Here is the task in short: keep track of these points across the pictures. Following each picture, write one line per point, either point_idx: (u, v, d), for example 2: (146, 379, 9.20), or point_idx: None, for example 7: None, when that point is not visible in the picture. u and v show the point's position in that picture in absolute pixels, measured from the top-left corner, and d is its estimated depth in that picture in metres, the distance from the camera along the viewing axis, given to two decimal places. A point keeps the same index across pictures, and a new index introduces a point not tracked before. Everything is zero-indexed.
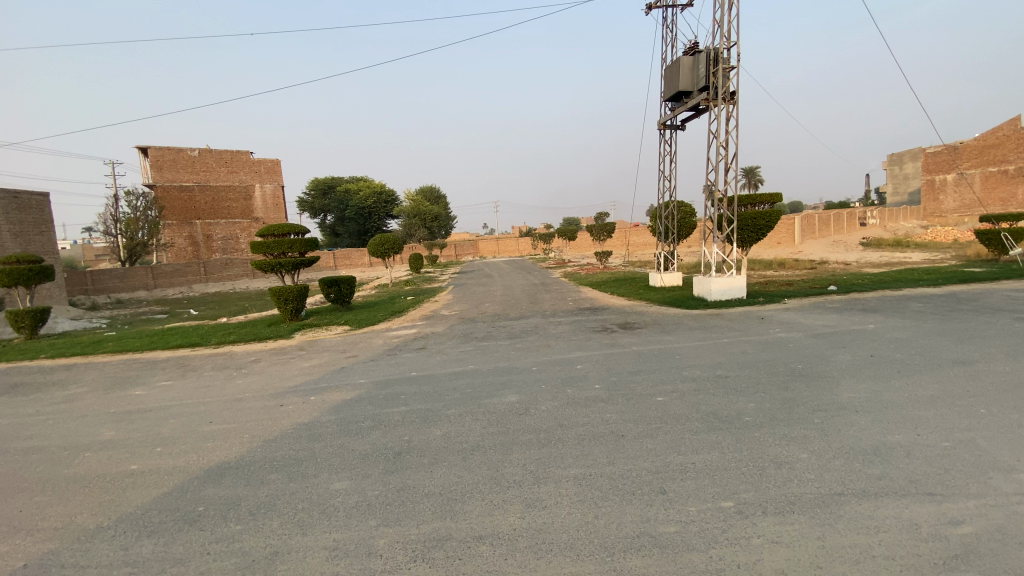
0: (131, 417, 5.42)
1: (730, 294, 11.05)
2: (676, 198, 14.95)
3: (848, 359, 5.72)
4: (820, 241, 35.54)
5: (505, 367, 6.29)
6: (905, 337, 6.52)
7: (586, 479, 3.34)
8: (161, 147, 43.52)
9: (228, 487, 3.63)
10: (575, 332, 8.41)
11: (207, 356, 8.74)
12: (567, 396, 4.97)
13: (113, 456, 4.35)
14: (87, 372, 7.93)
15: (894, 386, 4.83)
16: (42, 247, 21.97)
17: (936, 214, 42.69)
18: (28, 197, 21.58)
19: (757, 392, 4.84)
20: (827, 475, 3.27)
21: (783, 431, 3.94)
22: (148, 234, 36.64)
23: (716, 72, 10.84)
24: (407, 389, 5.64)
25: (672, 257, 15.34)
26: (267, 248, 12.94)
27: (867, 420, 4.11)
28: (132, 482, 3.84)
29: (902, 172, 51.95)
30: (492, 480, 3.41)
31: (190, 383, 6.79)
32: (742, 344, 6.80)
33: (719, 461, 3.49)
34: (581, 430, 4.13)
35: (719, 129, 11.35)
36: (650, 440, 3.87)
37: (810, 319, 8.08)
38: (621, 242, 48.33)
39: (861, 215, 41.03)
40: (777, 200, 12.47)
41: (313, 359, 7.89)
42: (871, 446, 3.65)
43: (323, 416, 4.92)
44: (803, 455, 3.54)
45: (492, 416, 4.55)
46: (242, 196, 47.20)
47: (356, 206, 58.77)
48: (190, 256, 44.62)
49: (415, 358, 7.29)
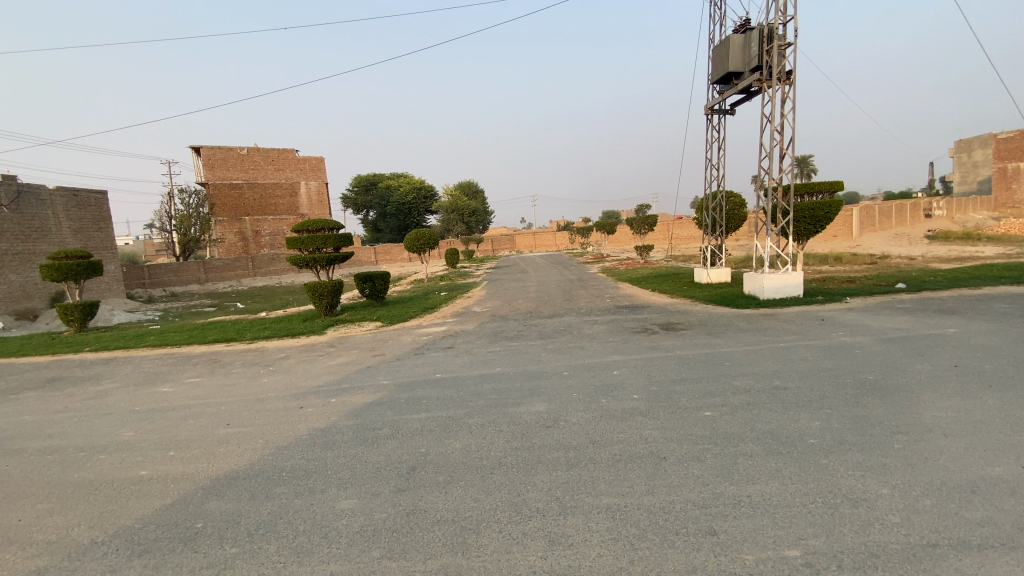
0: (152, 417, 5.33)
1: (784, 292, 10.21)
2: (724, 189, 14.14)
3: (927, 370, 4.98)
4: (878, 234, 33.45)
5: (534, 371, 5.86)
6: (994, 344, 5.67)
7: (620, 512, 2.88)
8: (213, 146, 45.21)
9: (232, 500, 3.38)
10: (612, 333, 7.89)
11: (239, 351, 8.73)
12: (601, 407, 4.51)
13: (125, 460, 4.23)
14: (123, 367, 8.06)
15: (989, 404, 4.09)
16: (100, 243, 23.13)
17: (1008, 205, 39.29)
18: (88, 196, 22.77)
19: (822, 408, 4.22)
20: (916, 519, 2.68)
21: (856, 459, 3.35)
22: (199, 230, 38.13)
23: (770, 50, 10.00)
24: (430, 393, 5.30)
25: (720, 251, 14.47)
26: (301, 243, 12.97)
27: (959, 446, 3.44)
28: (136, 489, 3.68)
29: (971, 160, 48.03)
30: (512, 507, 3.00)
31: (216, 380, 6.72)
32: (800, 349, 6.12)
33: (779, 495, 2.96)
34: (616, 449, 3.67)
35: (774, 112, 10.49)
36: (697, 465, 3.37)
37: (878, 322, 7.24)
38: (664, 237, 46.89)
39: (924, 207, 38.20)
40: (837, 189, 11.40)
41: (341, 357, 7.70)
42: (969, 482, 3.01)
43: (341, 422, 4.65)
44: (885, 492, 2.96)
45: (517, 429, 4.15)
46: (288, 193, 48.53)
47: (397, 203, 59.57)
48: (240, 251, 46.40)
49: (442, 358, 6.95)
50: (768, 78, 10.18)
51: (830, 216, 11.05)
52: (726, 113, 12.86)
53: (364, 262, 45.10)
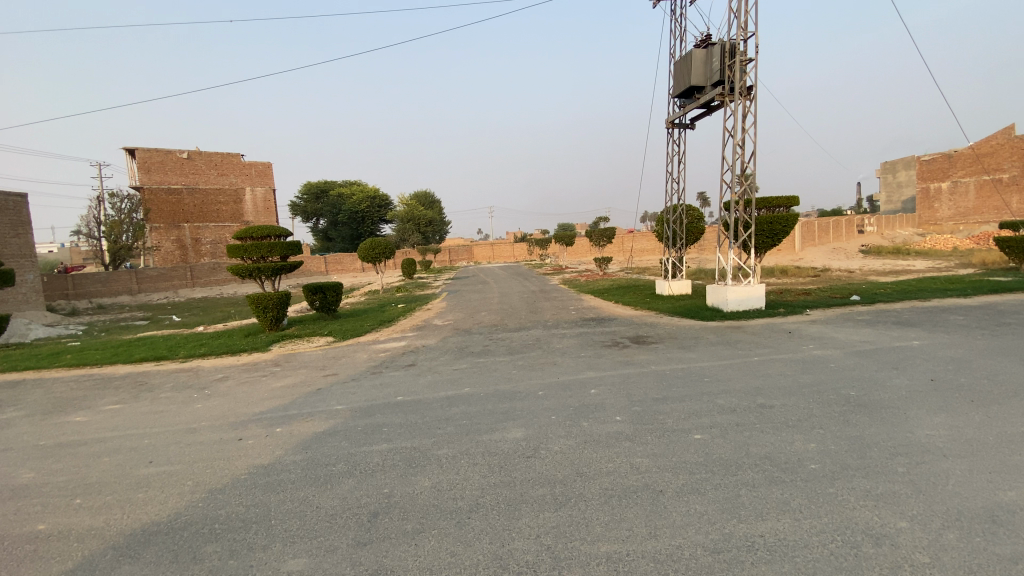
0: (59, 454, 4.50)
1: (747, 304, 10.25)
2: (684, 201, 14.24)
3: (906, 385, 4.90)
4: (819, 249, 35.20)
5: (506, 392, 5.40)
6: (960, 357, 5.71)
7: (623, 562, 2.49)
8: (149, 148, 42.26)
9: (150, 564, 2.72)
10: (584, 347, 7.53)
11: (171, 372, 7.81)
12: (584, 432, 4.12)
13: (18, 511, 3.44)
14: (30, 391, 6.97)
15: (976, 420, 4.00)
16: (17, 250, 20.90)
17: (930, 223, 42.30)
18: (4, 198, 20.54)
19: (814, 429, 4.00)
20: (946, 558, 2.42)
21: (863, 487, 3.10)
22: (132, 237, 35.40)
23: (732, 65, 10.10)
24: (391, 420, 4.75)
25: (681, 262, 14.53)
26: (244, 251, 12.04)
27: (964, 469, 3.26)
28: (29, 550, 2.92)
29: (895, 180, 51.72)
30: (497, 560, 2.55)
31: (142, 407, 5.87)
32: (777, 363, 5.99)
33: (794, 534, 2.66)
34: (607, 483, 3.28)
35: (735, 126, 10.58)
36: (698, 499, 3.04)
37: (844, 335, 7.25)
38: (620, 250, 47.58)
39: (858, 223, 40.55)
40: (794, 203, 11.66)
41: (287, 377, 6.96)
42: (986, 510, 2.79)
43: (288, 457, 4.04)
44: (904, 525, 2.70)
45: (495, 460, 3.70)
46: (232, 200, 46.12)
47: (350, 211, 57.88)
48: (178, 260, 43.44)
49: (403, 377, 6.40)
50: (730, 92, 10.27)
51: (788, 229, 11.30)
52: (687, 126, 12.95)
53: (314, 272, 43.30)
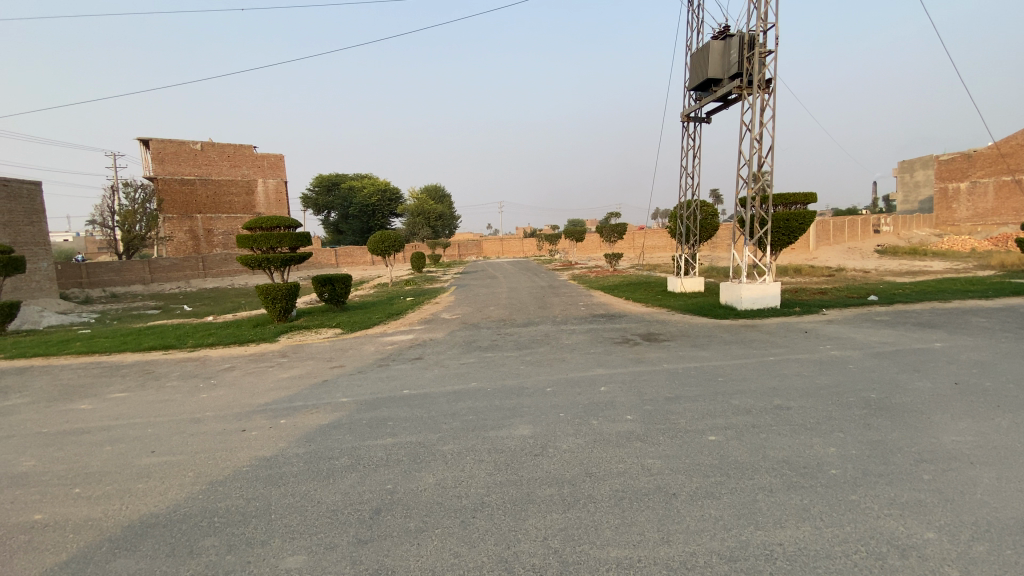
0: (63, 441, 4.48)
1: (762, 302, 10.04)
2: (698, 198, 13.98)
3: (928, 388, 4.73)
4: (834, 249, 34.65)
5: (513, 388, 5.29)
6: (985, 359, 5.51)
7: (634, 568, 2.38)
8: (163, 139, 42.57)
9: (146, 557, 2.65)
10: (593, 344, 7.41)
11: (179, 361, 7.80)
12: (594, 431, 4.01)
13: (16, 500, 3.39)
14: (38, 378, 6.98)
15: (1003, 426, 3.83)
16: (31, 238, 21.13)
17: (948, 223, 41.50)
18: (19, 186, 20.74)
19: (833, 432, 3.85)
20: (977, 572, 2.28)
21: (887, 494, 2.95)
22: (145, 227, 35.74)
23: (751, 57, 9.87)
24: (396, 413, 4.67)
25: (694, 259, 14.30)
26: (254, 241, 12.00)
27: (993, 477, 3.10)
28: (23, 541, 2.86)
29: (913, 180, 50.81)
30: (502, 563, 2.44)
31: (147, 395, 5.85)
32: (793, 363, 5.82)
33: (816, 543, 2.52)
34: (617, 484, 3.16)
35: (753, 120, 10.32)
36: (713, 503, 2.91)
37: (863, 335, 7.05)
38: (631, 247, 47.18)
39: (873, 223, 39.89)
40: (811, 200, 11.40)
41: (293, 369, 6.90)
42: (1019, 521, 2.63)
43: (291, 449, 3.96)
44: (931, 535, 2.56)
45: (500, 458, 3.60)
46: (244, 191, 46.41)
47: (361, 204, 58.03)
48: (190, 250, 43.80)
49: (410, 371, 6.32)
50: (748, 85, 10.04)
51: (804, 226, 11.05)
52: (702, 121, 12.70)
53: (324, 264, 43.38)
